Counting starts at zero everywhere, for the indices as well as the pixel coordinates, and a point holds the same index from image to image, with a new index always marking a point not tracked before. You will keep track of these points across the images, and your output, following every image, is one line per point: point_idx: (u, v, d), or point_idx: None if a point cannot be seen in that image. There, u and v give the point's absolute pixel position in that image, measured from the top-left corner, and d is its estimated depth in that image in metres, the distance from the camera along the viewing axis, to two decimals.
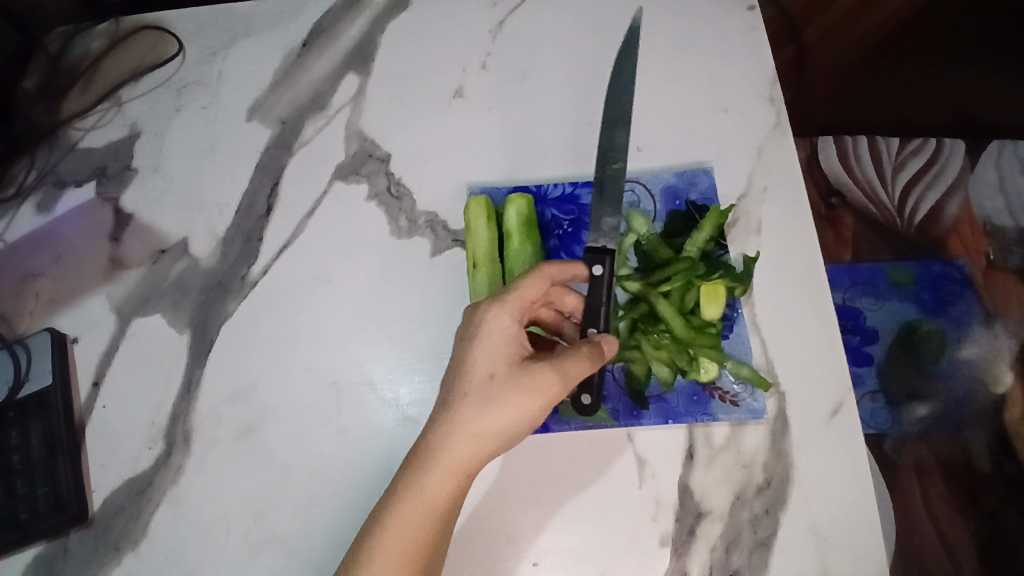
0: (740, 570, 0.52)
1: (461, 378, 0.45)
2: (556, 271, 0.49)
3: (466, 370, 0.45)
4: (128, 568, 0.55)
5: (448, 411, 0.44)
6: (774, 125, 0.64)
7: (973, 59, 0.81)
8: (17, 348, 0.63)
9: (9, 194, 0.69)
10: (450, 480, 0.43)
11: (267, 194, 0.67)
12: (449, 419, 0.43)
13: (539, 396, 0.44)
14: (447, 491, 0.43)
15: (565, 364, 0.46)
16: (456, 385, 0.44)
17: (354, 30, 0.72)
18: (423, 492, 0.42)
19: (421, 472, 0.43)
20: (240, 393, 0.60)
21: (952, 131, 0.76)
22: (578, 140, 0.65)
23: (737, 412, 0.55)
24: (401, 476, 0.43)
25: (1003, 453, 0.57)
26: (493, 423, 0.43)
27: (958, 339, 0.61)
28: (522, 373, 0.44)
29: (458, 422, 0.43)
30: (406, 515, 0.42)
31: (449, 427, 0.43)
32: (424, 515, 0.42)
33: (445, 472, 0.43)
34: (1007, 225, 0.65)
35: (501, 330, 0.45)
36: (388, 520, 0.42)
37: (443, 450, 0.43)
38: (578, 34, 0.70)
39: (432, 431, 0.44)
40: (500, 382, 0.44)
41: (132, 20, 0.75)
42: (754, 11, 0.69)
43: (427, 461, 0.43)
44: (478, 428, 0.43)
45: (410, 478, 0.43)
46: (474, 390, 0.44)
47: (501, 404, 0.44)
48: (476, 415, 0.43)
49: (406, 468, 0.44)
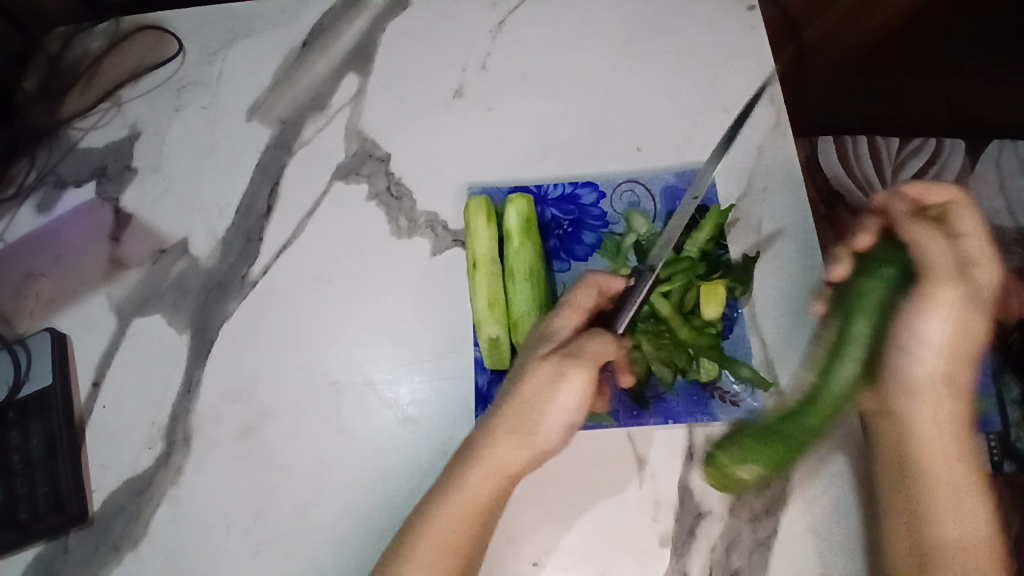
0: (740, 569, 0.52)
1: (510, 383, 0.49)
2: (603, 280, 0.54)
3: (516, 375, 0.49)
4: (128, 568, 0.55)
5: (495, 413, 0.48)
6: (774, 125, 0.64)
7: (979, 54, 0.80)
8: (17, 347, 0.63)
9: (9, 194, 0.69)
10: (493, 476, 0.46)
11: (267, 194, 0.67)
12: (494, 420, 0.47)
13: (571, 387, 0.47)
14: (485, 485, 0.46)
15: (586, 349, 0.48)
16: (507, 390, 0.49)
17: (354, 30, 0.72)
18: (466, 486, 0.45)
19: (467, 467, 0.46)
20: (240, 393, 0.60)
21: (953, 130, 0.75)
22: (579, 141, 0.66)
23: (736, 411, 0.55)
24: (449, 473, 0.47)
25: (1003, 454, 0.57)
26: (533, 420, 0.47)
27: None
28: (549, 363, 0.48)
29: (503, 421, 0.47)
30: (450, 509, 0.45)
31: (489, 424, 0.48)
32: (468, 507, 0.45)
33: (483, 467, 0.46)
34: (1007, 226, 0.65)
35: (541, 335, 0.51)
36: (429, 513, 0.45)
37: (481, 446, 0.47)
38: (578, 35, 0.70)
39: (479, 430, 0.48)
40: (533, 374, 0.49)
41: (132, 20, 0.75)
42: (754, 11, 0.69)
43: (472, 456, 0.47)
44: (521, 425, 0.47)
45: (457, 472, 0.46)
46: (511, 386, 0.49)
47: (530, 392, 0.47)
48: (509, 408, 0.47)
49: (453, 468, 0.47)
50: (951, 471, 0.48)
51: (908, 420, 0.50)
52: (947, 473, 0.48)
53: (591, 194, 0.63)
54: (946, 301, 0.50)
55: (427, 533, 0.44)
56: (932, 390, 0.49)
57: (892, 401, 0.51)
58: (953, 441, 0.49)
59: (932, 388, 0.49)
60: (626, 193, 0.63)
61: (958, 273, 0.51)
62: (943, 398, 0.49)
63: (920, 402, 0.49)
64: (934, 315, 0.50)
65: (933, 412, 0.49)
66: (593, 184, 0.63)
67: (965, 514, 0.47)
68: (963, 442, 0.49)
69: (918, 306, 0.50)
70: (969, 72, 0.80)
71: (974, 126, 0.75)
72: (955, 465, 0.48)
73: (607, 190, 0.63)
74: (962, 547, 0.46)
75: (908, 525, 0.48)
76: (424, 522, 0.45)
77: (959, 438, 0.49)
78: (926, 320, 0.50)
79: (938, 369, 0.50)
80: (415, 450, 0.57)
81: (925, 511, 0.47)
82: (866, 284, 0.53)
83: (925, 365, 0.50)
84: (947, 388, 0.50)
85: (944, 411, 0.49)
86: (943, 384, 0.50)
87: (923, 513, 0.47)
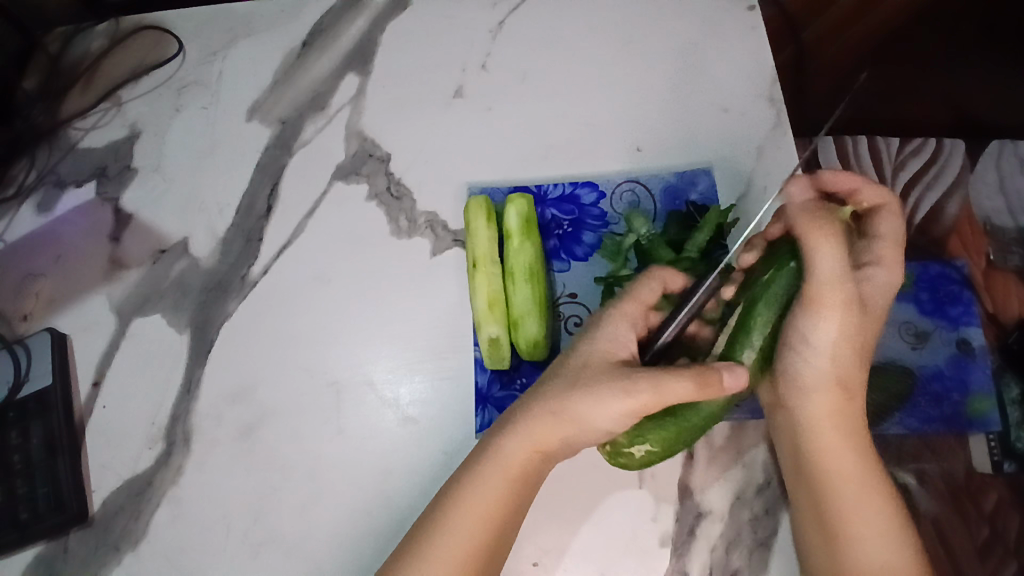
0: (740, 570, 0.52)
1: (564, 363, 0.50)
2: (660, 278, 0.52)
3: (572, 358, 0.50)
4: (128, 568, 0.55)
5: (541, 391, 0.49)
6: (774, 125, 0.64)
7: (982, 52, 0.80)
8: (17, 348, 0.63)
9: (9, 194, 0.69)
10: (528, 451, 0.47)
11: (267, 194, 0.67)
12: (539, 397, 0.48)
13: (622, 395, 0.45)
14: (522, 457, 0.47)
15: (663, 380, 0.44)
16: (558, 368, 0.50)
17: (354, 30, 0.72)
18: (500, 456, 0.47)
19: (503, 437, 0.47)
20: (240, 393, 0.60)
21: (953, 133, 0.74)
22: (579, 141, 0.66)
23: (737, 412, 0.56)
24: (487, 440, 0.48)
25: (1002, 454, 0.57)
26: (576, 408, 0.46)
27: (957, 340, 0.61)
28: (614, 371, 0.47)
29: (546, 401, 0.47)
30: (481, 476, 0.46)
31: (535, 399, 0.48)
32: (498, 477, 0.46)
33: (522, 440, 0.47)
34: (1007, 226, 0.66)
35: (607, 332, 0.50)
36: (464, 477, 0.47)
37: (524, 421, 0.47)
38: (578, 35, 0.70)
39: (523, 404, 0.49)
40: (595, 372, 0.47)
41: (132, 20, 0.75)
42: (754, 11, 0.69)
43: (510, 427, 0.48)
44: (565, 410, 0.46)
45: (493, 441, 0.48)
46: (567, 374, 0.48)
47: (587, 392, 0.46)
48: (561, 396, 0.47)
49: (491, 436, 0.49)
50: (848, 462, 0.50)
51: (806, 416, 0.51)
52: (843, 465, 0.50)
53: (591, 194, 0.63)
54: (833, 307, 0.49)
55: (456, 496, 0.46)
56: (824, 388, 0.51)
57: (786, 396, 0.52)
58: (846, 436, 0.50)
59: (824, 387, 0.51)
60: (626, 193, 0.63)
61: (843, 277, 0.49)
62: (835, 394, 0.51)
63: (812, 398, 0.51)
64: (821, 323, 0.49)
65: (828, 408, 0.51)
66: (593, 184, 0.63)
67: (865, 502, 0.49)
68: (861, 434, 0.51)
69: (809, 315, 0.49)
70: (970, 71, 0.79)
71: (976, 130, 0.74)
72: (853, 457, 0.50)
73: (607, 190, 0.63)
74: (868, 536, 0.48)
75: (819, 519, 0.50)
76: (458, 485, 0.47)
77: (852, 431, 0.51)
78: (819, 325, 0.49)
79: (828, 370, 0.51)
80: (414, 450, 0.57)
81: (827, 506, 0.50)
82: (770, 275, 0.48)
83: (817, 366, 0.51)
84: (840, 384, 0.51)
85: (830, 406, 0.51)
86: (837, 378, 0.51)
87: (828, 505, 0.49)
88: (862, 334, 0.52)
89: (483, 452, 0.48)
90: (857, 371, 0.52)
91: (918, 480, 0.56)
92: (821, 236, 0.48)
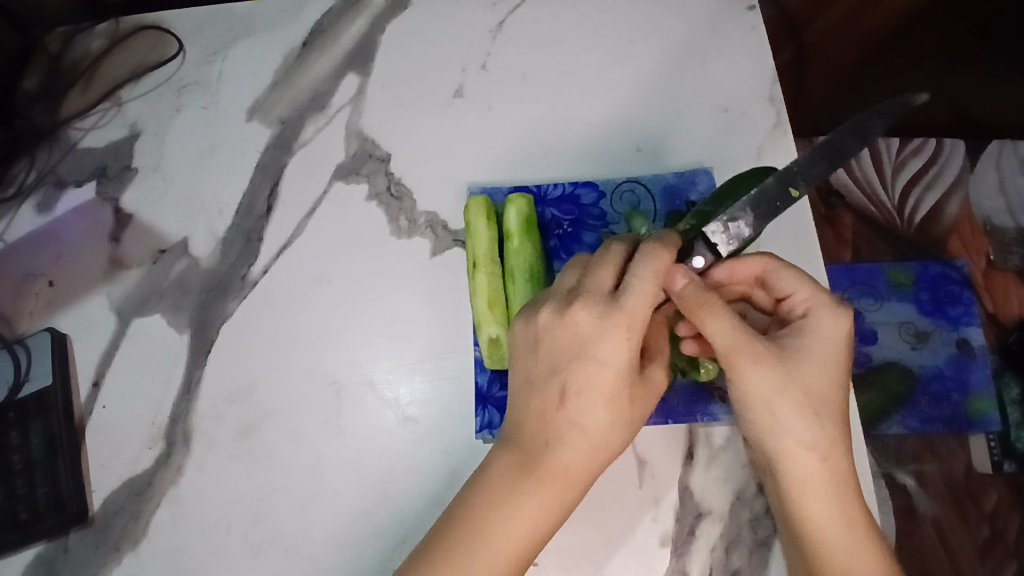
0: (740, 569, 0.52)
1: (607, 399, 0.45)
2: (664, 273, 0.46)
3: (611, 390, 0.45)
4: (128, 568, 0.55)
5: (590, 437, 0.45)
6: (774, 125, 0.64)
7: (981, 54, 0.80)
8: (17, 348, 0.63)
9: (9, 194, 0.69)
10: (578, 496, 0.46)
11: (267, 194, 0.67)
12: (593, 444, 0.45)
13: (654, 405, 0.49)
14: (572, 501, 0.45)
15: (663, 376, 0.50)
16: (603, 405, 0.45)
17: (354, 31, 0.72)
18: (553, 505, 0.44)
19: (556, 488, 0.45)
20: (240, 393, 0.60)
21: (955, 132, 0.74)
22: (579, 142, 0.66)
23: None
24: (531, 487, 0.44)
25: (1003, 454, 0.58)
26: (624, 443, 0.47)
27: (957, 340, 0.61)
28: (642, 391, 0.47)
29: (604, 447, 0.46)
30: (530, 524, 0.44)
31: (589, 450, 0.45)
32: (549, 525, 0.45)
33: (575, 488, 0.45)
34: (1007, 225, 0.66)
35: (632, 357, 0.45)
36: (513, 524, 0.44)
37: (576, 470, 0.45)
38: (579, 36, 0.70)
39: (573, 451, 0.45)
40: (638, 403, 0.47)
41: (132, 20, 0.75)
42: (754, 11, 0.69)
43: (563, 479, 0.45)
44: (616, 450, 0.46)
45: (542, 490, 0.44)
46: (618, 414, 0.46)
47: (633, 425, 0.47)
48: (616, 441, 0.46)
49: (535, 483, 0.44)
50: (832, 527, 0.45)
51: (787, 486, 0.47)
52: (833, 532, 0.45)
53: (591, 194, 0.63)
54: (759, 369, 0.46)
55: (498, 544, 0.43)
56: (789, 452, 0.46)
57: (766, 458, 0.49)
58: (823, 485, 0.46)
59: (792, 451, 0.46)
60: (626, 193, 0.63)
61: (745, 342, 0.46)
62: (810, 457, 0.45)
63: (788, 465, 0.46)
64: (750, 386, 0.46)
65: (803, 475, 0.46)
66: (593, 184, 0.63)
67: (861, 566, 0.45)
68: (853, 494, 0.46)
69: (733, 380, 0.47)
70: (967, 72, 0.79)
71: (974, 127, 0.75)
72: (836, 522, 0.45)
73: (607, 189, 0.63)
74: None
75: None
76: (507, 534, 0.44)
77: (836, 494, 0.45)
78: (747, 383, 0.46)
79: (792, 429, 0.46)
80: (414, 450, 0.57)
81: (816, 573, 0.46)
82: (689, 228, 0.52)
83: (786, 430, 0.46)
84: (816, 446, 0.46)
85: (806, 478, 0.46)
86: (815, 442, 0.45)
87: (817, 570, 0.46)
88: (805, 379, 0.46)
89: (532, 515, 0.44)
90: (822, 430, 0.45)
91: (917, 481, 0.57)
92: (708, 307, 0.46)
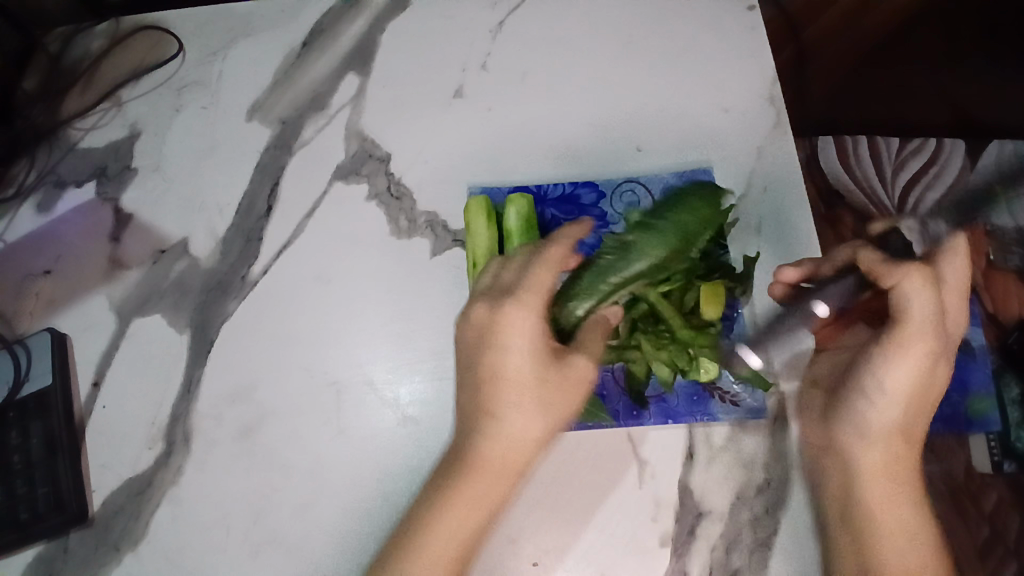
0: (740, 569, 0.52)
1: (510, 382, 0.49)
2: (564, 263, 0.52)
3: (517, 374, 0.49)
4: (128, 568, 0.55)
5: (500, 421, 0.49)
6: (774, 125, 0.64)
7: (981, 53, 0.80)
8: (17, 347, 0.63)
9: (9, 194, 0.69)
10: (504, 483, 0.49)
11: (267, 194, 0.67)
12: (504, 427, 0.49)
13: (577, 387, 0.51)
14: (498, 490, 0.48)
15: (587, 363, 0.51)
16: (506, 388, 0.49)
17: (354, 31, 0.72)
18: (480, 493, 0.48)
19: (475, 475, 0.48)
20: (240, 393, 0.60)
21: (955, 132, 0.74)
22: (579, 142, 0.66)
23: (737, 411, 0.55)
24: (451, 480, 0.48)
25: (1003, 454, 0.58)
26: (544, 425, 0.50)
27: (958, 340, 0.61)
28: (557, 377, 0.50)
29: (515, 429, 0.49)
30: (460, 516, 0.47)
31: (499, 434, 0.49)
32: (477, 514, 0.48)
33: (499, 478, 0.48)
34: (1007, 226, 0.66)
35: (531, 338, 0.49)
36: (436, 517, 0.47)
37: (491, 455, 0.49)
38: (580, 36, 0.70)
39: (484, 437, 0.49)
40: (550, 384, 0.50)
41: (132, 20, 0.75)
42: (754, 11, 0.69)
43: (477, 465, 0.48)
44: (533, 432, 0.49)
45: (462, 482, 0.48)
46: (525, 397, 0.49)
47: (551, 406, 0.50)
48: (529, 422, 0.49)
49: (456, 474, 0.48)
50: (901, 521, 0.48)
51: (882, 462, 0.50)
52: (903, 513, 0.48)
53: (591, 194, 0.63)
54: (926, 356, 0.48)
55: (432, 537, 0.47)
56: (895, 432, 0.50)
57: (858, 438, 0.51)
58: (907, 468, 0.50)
59: (898, 435, 0.50)
60: (626, 193, 0.62)
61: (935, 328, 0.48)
62: (905, 443, 0.50)
63: (893, 445, 0.50)
64: (897, 366, 0.49)
65: (900, 454, 0.50)
66: (593, 184, 0.63)
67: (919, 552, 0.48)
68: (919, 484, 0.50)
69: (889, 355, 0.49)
70: (968, 72, 0.79)
71: (974, 127, 0.75)
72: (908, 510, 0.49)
73: (607, 189, 0.63)
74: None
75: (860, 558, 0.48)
76: (435, 529, 0.47)
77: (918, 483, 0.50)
78: (899, 366, 0.49)
79: (906, 414, 0.50)
80: (414, 450, 0.57)
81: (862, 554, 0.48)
82: (639, 238, 0.53)
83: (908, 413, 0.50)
84: (916, 434, 0.50)
85: (896, 460, 0.50)
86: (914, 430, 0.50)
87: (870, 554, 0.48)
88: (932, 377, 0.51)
89: (458, 504, 0.47)
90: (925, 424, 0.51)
91: None
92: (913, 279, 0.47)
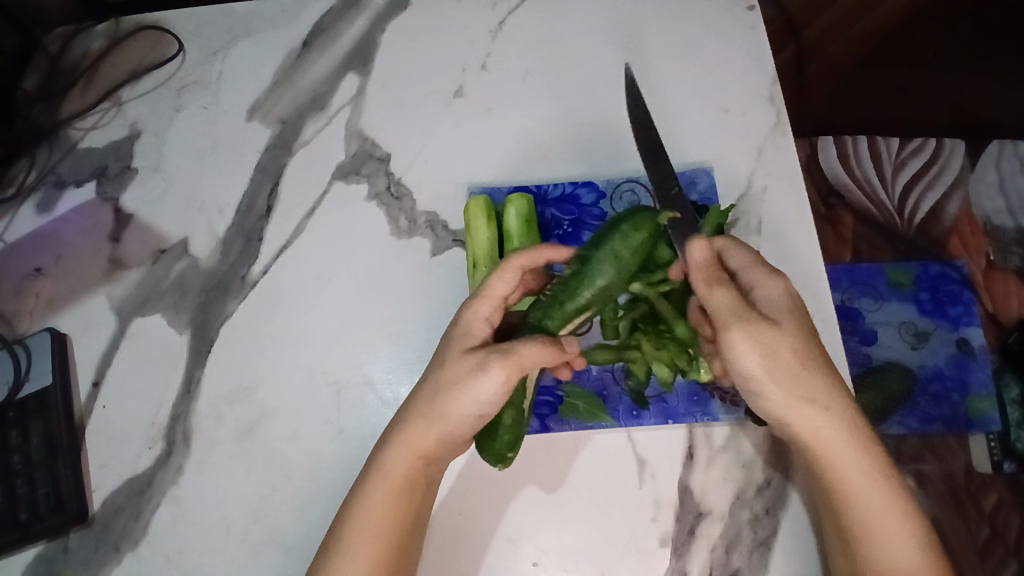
0: (740, 570, 0.52)
1: (431, 364, 0.50)
2: (525, 259, 0.50)
3: (437, 360, 0.49)
4: (128, 568, 0.55)
5: (411, 402, 0.49)
6: (774, 126, 0.64)
7: (980, 54, 0.80)
8: (17, 348, 0.63)
9: (9, 194, 0.69)
10: (410, 460, 0.48)
11: (267, 194, 0.67)
12: (412, 406, 0.48)
13: (486, 379, 0.46)
14: (404, 466, 0.47)
15: (501, 361, 0.46)
16: (425, 370, 0.50)
17: (354, 31, 0.72)
18: (386, 469, 0.47)
19: (383, 451, 0.48)
20: (240, 393, 0.60)
21: (955, 133, 0.74)
22: (579, 141, 0.66)
23: (737, 411, 0.56)
24: (370, 459, 0.49)
25: (1002, 453, 0.58)
26: (443, 405, 0.47)
27: (957, 340, 0.61)
28: (468, 357, 0.47)
29: (419, 407, 0.48)
30: (375, 495, 0.47)
31: (407, 414, 0.48)
32: (388, 492, 0.47)
33: (402, 451, 0.48)
34: (1007, 226, 0.66)
35: (461, 328, 0.49)
36: (358, 498, 0.47)
37: (400, 432, 0.48)
38: (579, 35, 0.70)
39: (398, 417, 0.49)
40: (456, 368, 0.47)
41: (132, 20, 0.75)
42: (754, 11, 0.69)
43: (387, 443, 0.48)
44: (434, 410, 0.47)
45: (375, 460, 0.48)
46: (432, 379, 0.48)
47: (450, 389, 0.47)
48: (430, 402, 0.47)
49: (373, 455, 0.49)
50: (857, 488, 0.45)
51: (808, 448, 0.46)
52: (851, 482, 0.45)
53: (591, 194, 0.63)
54: (754, 344, 0.46)
55: (355, 519, 0.47)
56: (795, 416, 0.46)
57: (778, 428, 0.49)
58: (835, 444, 0.45)
59: (796, 409, 0.46)
60: (626, 193, 0.63)
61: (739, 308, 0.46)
62: (814, 411, 0.45)
63: (804, 430, 0.46)
64: (743, 355, 0.46)
65: (816, 431, 0.45)
66: (593, 184, 0.63)
67: (885, 515, 0.44)
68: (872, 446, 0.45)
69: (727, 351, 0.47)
70: (968, 72, 0.80)
71: (974, 127, 0.75)
72: (871, 478, 0.45)
73: (607, 190, 0.63)
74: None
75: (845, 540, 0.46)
76: (355, 508, 0.47)
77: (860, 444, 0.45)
78: (740, 358, 0.46)
79: (785, 391, 0.46)
80: None
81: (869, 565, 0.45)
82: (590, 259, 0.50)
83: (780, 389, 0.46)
84: (820, 403, 0.45)
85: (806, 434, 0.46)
86: (816, 397, 0.45)
87: (861, 543, 0.45)
88: (793, 345, 0.46)
89: (369, 484, 0.47)
90: (822, 384, 0.46)
91: (918, 481, 0.56)
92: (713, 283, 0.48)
